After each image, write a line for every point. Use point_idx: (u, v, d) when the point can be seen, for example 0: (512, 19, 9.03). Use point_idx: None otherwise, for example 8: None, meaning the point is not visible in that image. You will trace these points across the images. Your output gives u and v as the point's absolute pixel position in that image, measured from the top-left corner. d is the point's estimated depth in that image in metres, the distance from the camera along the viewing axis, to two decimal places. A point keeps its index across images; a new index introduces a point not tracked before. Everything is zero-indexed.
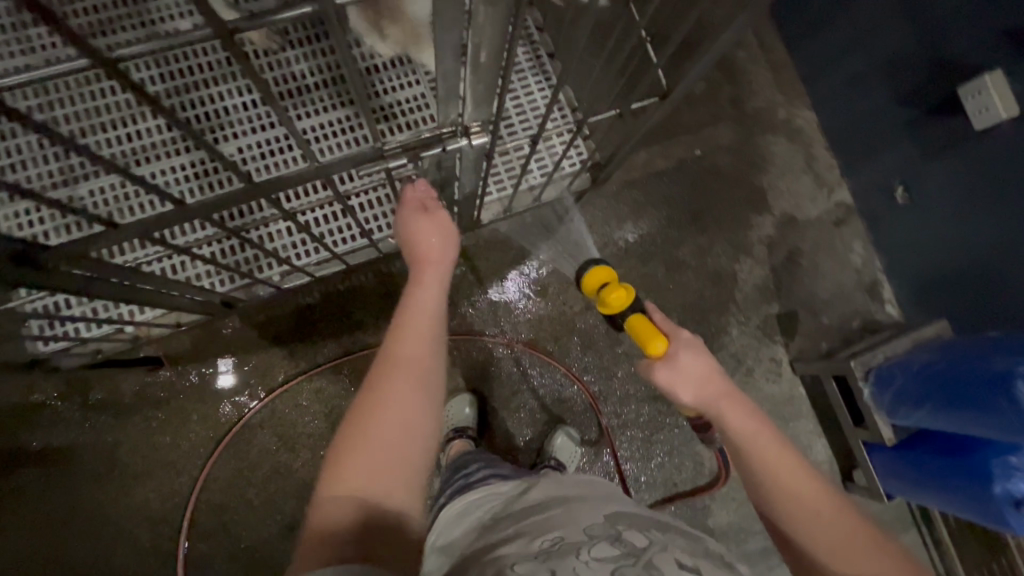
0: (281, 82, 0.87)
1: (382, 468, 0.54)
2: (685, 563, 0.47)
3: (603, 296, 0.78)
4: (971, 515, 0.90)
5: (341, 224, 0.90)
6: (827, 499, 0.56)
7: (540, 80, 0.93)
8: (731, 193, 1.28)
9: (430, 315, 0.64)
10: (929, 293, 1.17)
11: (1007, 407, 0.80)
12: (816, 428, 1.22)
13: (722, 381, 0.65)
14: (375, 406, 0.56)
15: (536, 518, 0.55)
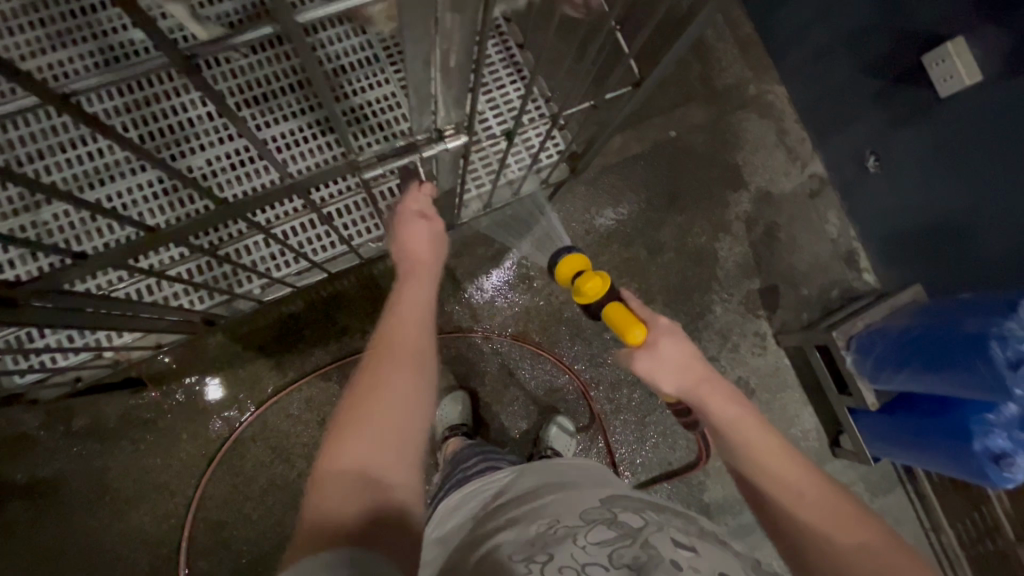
0: (241, 90, 0.85)
1: (378, 449, 0.55)
2: (682, 541, 0.48)
3: (579, 284, 0.79)
4: (953, 472, 0.93)
5: (315, 233, 0.87)
6: (808, 479, 0.57)
7: (512, 74, 0.93)
8: (707, 173, 1.29)
9: (420, 308, 0.67)
10: (904, 259, 1.20)
11: (981, 366, 0.83)
12: (803, 398, 1.25)
13: (703, 367, 0.66)
14: (370, 389, 0.59)
15: (528, 506, 0.56)
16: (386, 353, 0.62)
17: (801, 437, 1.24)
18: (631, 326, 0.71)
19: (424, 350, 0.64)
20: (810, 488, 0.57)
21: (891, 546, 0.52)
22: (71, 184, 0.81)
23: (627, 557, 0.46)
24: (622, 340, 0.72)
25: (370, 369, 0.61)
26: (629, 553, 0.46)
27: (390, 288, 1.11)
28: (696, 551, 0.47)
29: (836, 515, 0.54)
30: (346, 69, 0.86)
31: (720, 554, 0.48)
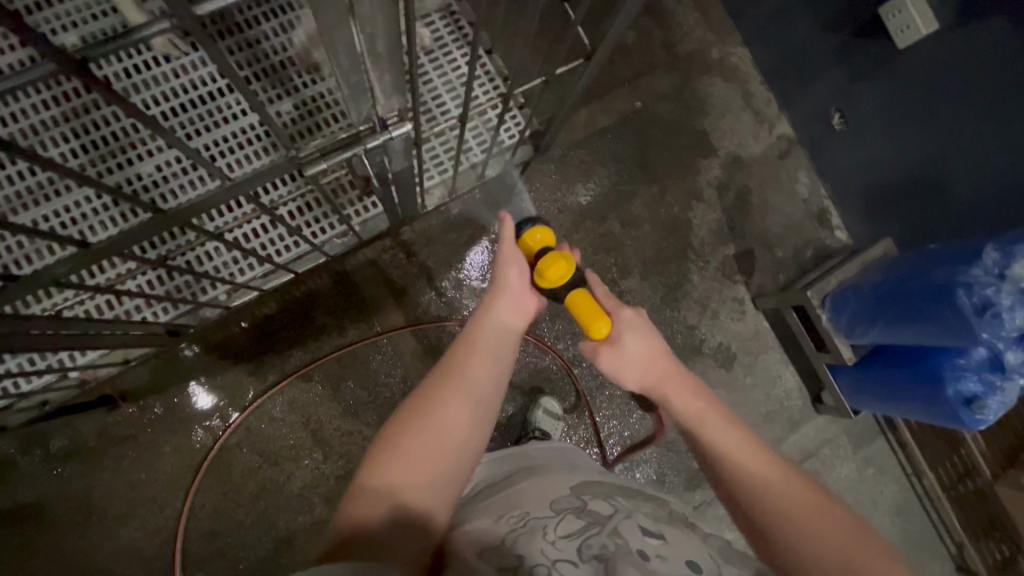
0: (164, 100, 0.82)
1: (429, 475, 0.53)
2: (649, 528, 0.50)
3: (541, 267, 0.75)
4: (928, 418, 0.96)
5: (273, 235, 0.85)
6: (768, 464, 0.58)
7: (460, 42, 0.90)
8: (675, 141, 1.28)
9: (500, 341, 0.66)
10: (873, 214, 1.21)
11: (946, 316, 0.85)
12: (784, 358, 1.27)
13: (662, 361, 0.71)
14: (434, 407, 0.56)
15: (500, 496, 0.56)
16: (459, 374, 0.60)
17: (784, 396, 1.26)
18: (597, 318, 0.74)
19: (497, 388, 0.62)
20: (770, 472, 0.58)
21: (849, 527, 0.53)
22: (4, 207, 0.78)
23: (596, 548, 0.47)
24: (587, 331, 0.75)
25: (436, 385, 0.59)
26: (598, 543, 0.48)
27: (364, 283, 1.10)
28: (663, 538, 0.49)
29: (792, 496, 0.55)
30: (282, 66, 0.84)
31: (687, 541, 0.50)
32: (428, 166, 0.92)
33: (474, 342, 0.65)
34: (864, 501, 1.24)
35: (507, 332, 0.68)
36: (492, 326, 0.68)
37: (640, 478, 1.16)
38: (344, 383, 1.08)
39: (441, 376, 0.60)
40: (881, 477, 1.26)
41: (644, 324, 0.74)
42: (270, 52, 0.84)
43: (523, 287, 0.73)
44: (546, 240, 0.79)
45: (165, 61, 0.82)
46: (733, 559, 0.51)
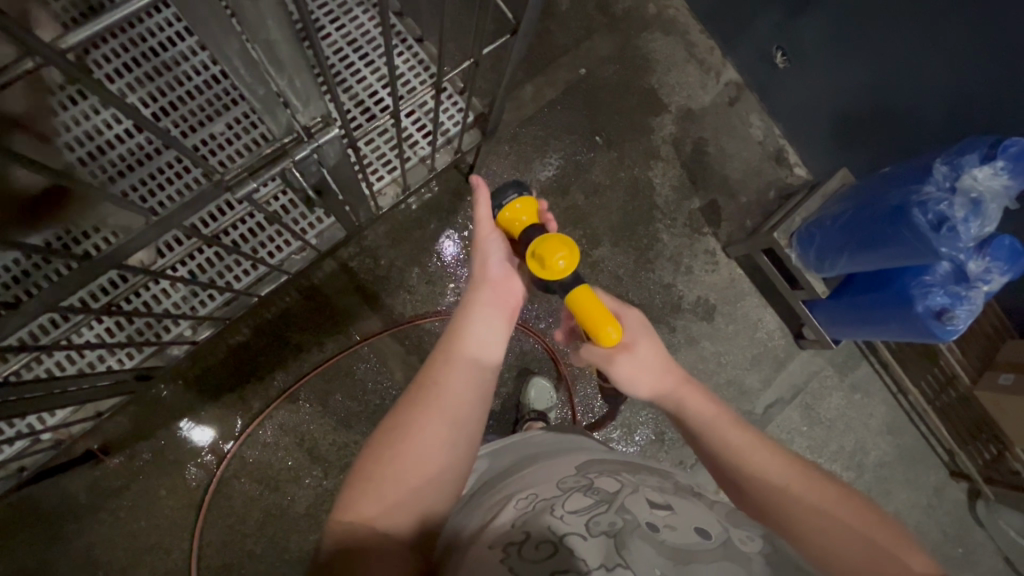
0: (71, 149, 0.76)
1: (411, 496, 0.52)
2: (657, 501, 0.49)
3: (538, 252, 0.62)
4: (906, 337, 0.98)
5: (227, 263, 0.83)
6: (790, 474, 0.55)
7: (369, 11, 0.87)
8: (625, 103, 1.27)
9: (484, 343, 0.61)
10: (828, 146, 1.22)
11: (906, 233, 0.87)
12: (762, 302, 1.28)
13: (674, 369, 0.63)
14: (412, 426, 0.54)
15: (502, 484, 0.56)
16: (438, 388, 0.57)
17: (767, 338, 1.28)
18: (608, 316, 0.62)
19: (481, 397, 0.58)
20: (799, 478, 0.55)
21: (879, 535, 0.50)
22: None
23: (604, 524, 0.46)
24: (593, 337, 0.62)
25: (414, 401, 0.56)
26: (606, 519, 0.46)
27: (336, 294, 1.09)
28: (670, 508, 0.49)
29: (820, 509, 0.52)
30: (197, 91, 0.79)
31: (695, 510, 0.49)
32: (373, 164, 0.90)
33: (455, 348, 0.60)
34: (857, 425, 1.28)
35: (493, 331, 0.61)
36: (475, 326, 0.61)
37: (640, 441, 1.18)
38: (331, 397, 1.07)
39: (418, 391, 0.57)
40: (869, 400, 1.29)
41: (650, 326, 0.65)
42: (188, 75, 0.79)
43: (508, 274, 0.65)
44: (532, 217, 0.68)
45: (63, 109, 0.76)
46: (740, 521, 0.50)
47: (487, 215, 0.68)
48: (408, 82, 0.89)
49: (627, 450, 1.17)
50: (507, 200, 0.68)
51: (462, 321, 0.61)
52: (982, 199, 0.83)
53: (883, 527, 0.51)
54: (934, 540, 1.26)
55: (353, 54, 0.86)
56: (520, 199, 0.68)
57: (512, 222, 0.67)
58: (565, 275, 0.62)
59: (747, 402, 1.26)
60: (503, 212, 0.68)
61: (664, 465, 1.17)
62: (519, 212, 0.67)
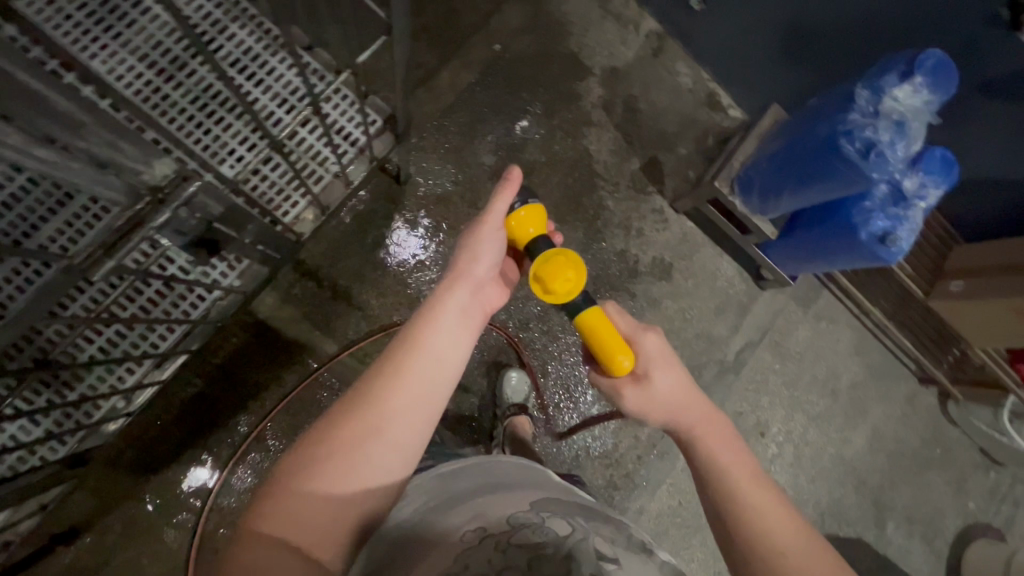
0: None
1: (327, 508, 0.51)
2: (605, 552, 0.48)
3: (543, 275, 0.60)
4: (858, 262, 0.97)
5: (138, 334, 0.82)
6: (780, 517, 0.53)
7: (248, 27, 0.88)
8: (548, 72, 1.23)
9: (438, 359, 0.57)
10: (757, 82, 1.20)
11: (838, 163, 0.86)
12: (718, 250, 1.28)
13: (698, 398, 0.62)
14: (346, 437, 0.52)
15: (457, 510, 0.53)
16: (381, 402, 0.53)
17: (728, 285, 1.28)
18: (621, 346, 0.61)
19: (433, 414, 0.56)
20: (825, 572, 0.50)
21: None
22: None
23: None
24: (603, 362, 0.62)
25: (354, 407, 0.53)
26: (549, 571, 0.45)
27: (283, 325, 1.05)
28: (618, 562, 0.47)
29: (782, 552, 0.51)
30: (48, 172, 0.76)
31: (642, 567, 0.48)
32: (285, 192, 0.92)
33: (410, 357, 0.56)
34: (826, 353, 1.31)
35: (456, 342, 0.58)
36: (444, 330, 0.58)
37: None
38: (301, 431, 1.03)
39: (360, 398, 0.54)
40: (834, 326, 1.31)
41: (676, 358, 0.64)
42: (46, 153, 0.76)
43: (489, 283, 0.64)
44: (541, 229, 0.63)
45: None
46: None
47: (494, 221, 0.64)
48: (300, 95, 0.90)
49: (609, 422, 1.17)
50: (514, 209, 0.64)
51: (421, 326, 0.58)
52: (903, 121, 0.82)
53: None
54: (914, 448, 1.31)
55: (240, 74, 0.87)
56: (527, 207, 0.63)
57: (519, 232, 0.63)
58: (572, 299, 0.61)
59: (717, 351, 1.27)
60: (511, 220, 0.63)
61: (647, 430, 1.18)
62: (525, 221, 0.63)
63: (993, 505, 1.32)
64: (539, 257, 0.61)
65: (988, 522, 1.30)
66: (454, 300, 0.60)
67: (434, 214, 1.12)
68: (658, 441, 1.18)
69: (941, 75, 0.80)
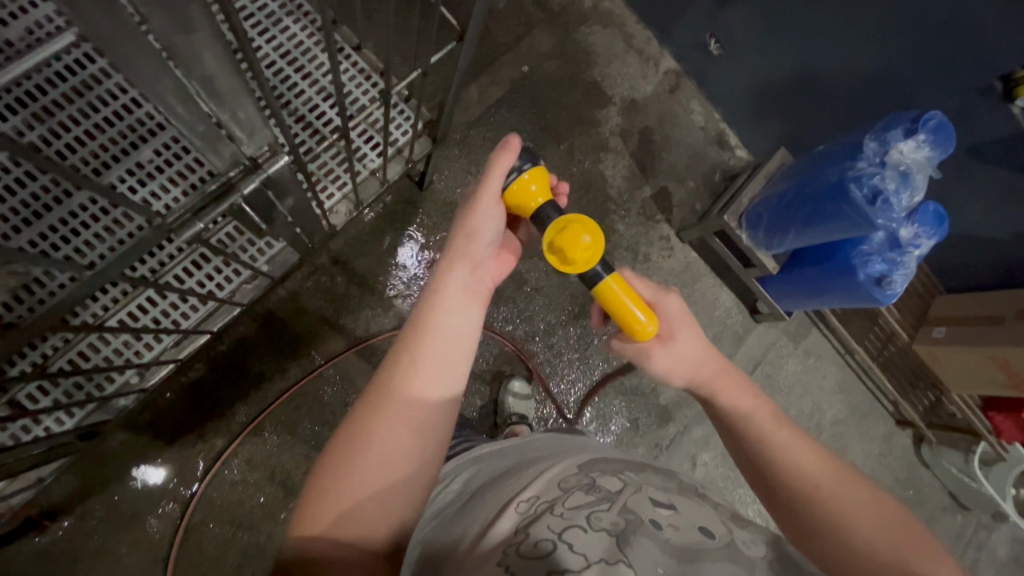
0: (57, 136, 0.72)
1: (367, 510, 0.50)
2: (660, 499, 0.50)
3: (558, 247, 0.59)
4: (853, 302, 1.03)
5: (166, 305, 0.78)
6: (790, 440, 0.58)
7: (301, 20, 0.87)
8: (571, 97, 1.28)
9: (451, 344, 0.57)
10: (766, 127, 1.27)
11: (846, 207, 0.92)
12: (717, 282, 1.33)
13: (716, 357, 0.64)
14: (371, 435, 0.52)
15: (501, 488, 0.55)
16: (399, 393, 0.54)
17: (725, 316, 1.33)
18: (645, 307, 0.62)
19: (450, 392, 0.56)
20: (872, 510, 0.53)
21: (847, 509, 0.52)
22: None
23: (606, 522, 0.46)
24: (627, 331, 0.62)
25: (374, 399, 0.54)
26: (608, 517, 0.46)
27: (292, 319, 1.05)
28: (674, 507, 0.49)
29: (794, 469, 0.56)
30: (106, 124, 0.74)
31: (699, 509, 0.50)
32: (323, 183, 0.87)
33: (422, 345, 0.56)
34: (812, 388, 1.36)
35: (466, 320, 0.58)
36: (451, 312, 0.58)
37: (616, 430, 1.20)
38: (301, 424, 1.02)
39: (382, 386, 0.54)
40: (821, 364, 1.37)
41: (690, 316, 0.65)
42: (96, 105, 0.74)
43: (492, 257, 0.64)
44: (546, 195, 0.62)
45: (59, 109, 0.72)
46: (743, 523, 0.52)
47: (497, 186, 0.62)
48: (349, 93, 0.88)
49: (604, 440, 1.19)
50: (513, 176, 0.61)
51: (430, 313, 0.58)
52: (908, 172, 0.88)
53: (858, 511, 0.52)
54: (888, 487, 1.36)
55: (286, 67, 0.85)
56: (531, 169, 0.62)
57: (524, 198, 0.61)
58: (589, 268, 0.61)
59: None
60: (513, 185, 0.61)
61: (641, 450, 1.20)
62: (529, 185, 0.61)
63: (959, 549, 1.37)
64: (555, 223, 0.60)
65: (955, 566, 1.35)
66: (449, 277, 0.60)
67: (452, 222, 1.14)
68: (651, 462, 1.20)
69: (941, 134, 0.87)
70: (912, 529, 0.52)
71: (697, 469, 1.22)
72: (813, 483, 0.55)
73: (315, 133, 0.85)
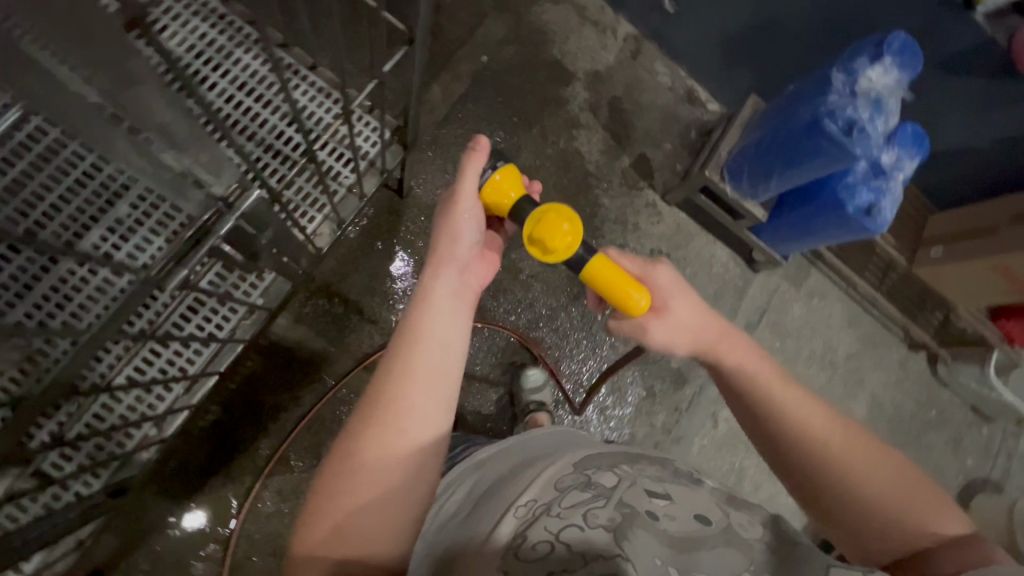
0: (32, 206, 0.72)
1: (371, 523, 0.51)
2: (655, 490, 0.51)
3: (538, 237, 0.62)
4: (848, 236, 1.03)
5: (169, 355, 0.79)
6: (804, 402, 0.59)
7: (251, 49, 0.86)
8: (534, 80, 1.27)
9: (442, 353, 0.56)
10: (733, 76, 1.26)
11: (823, 145, 0.92)
12: (710, 238, 1.33)
13: (714, 321, 0.65)
14: (369, 455, 0.51)
15: (505, 488, 0.56)
16: (392, 404, 0.53)
17: (722, 271, 1.33)
18: (635, 285, 0.64)
19: (445, 400, 0.56)
20: (882, 467, 0.55)
21: (857, 470, 0.55)
22: None
23: (602, 518, 0.48)
24: (621, 307, 0.64)
25: (368, 413, 0.54)
26: (604, 513, 0.48)
27: (297, 345, 1.05)
28: (669, 495, 0.51)
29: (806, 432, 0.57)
30: (76, 187, 0.74)
31: (694, 496, 0.51)
32: (303, 208, 0.87)
33: (411, 356, 0.55)
34: (821, 327, 1.36)
35: (453, 326, 0.58)
36: (438, 319, 0.58)
37: (633, 400, 1.21)
38: (323, 448, 1.03)
39: (374, 399, 0.54)
40: (825, 303, 1.37)
41: (684, 284, 0.66)
42: (63, 170, 0.73)
43: (473, 257, 0.64)
44: (520, 191, 0.66)
45: (26, 180, 0.72)
46: (742, 505, 0.53)
47: (472, 188, 0.64)
48: (311, 112, 0.88)
49: (623, 412, 1.20)
50: (485, 177, 0.65)
51: (417, 321, 0.57)
52: (879, 98, 0.88)
53: (869, 472, 0.55)
54: (909, 411, 1.38)
55: (246, 97, 0.85)
56: (501, 170, 0.65)
57: (498, 196, 0.65)
58: (574, 251, 0.63)
59: None
60: (485, 187, 0.64)
61: (660, 416, 1.21)
62: (501, 184, 0.65)
63: (988, 459, 1.39)
64: (532, 217, 0.63)
65: (986, 477, 1.37)
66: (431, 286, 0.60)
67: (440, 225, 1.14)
68: (673, 426, 1.22)
69: (907, 56, 0.87)
70: (917, 479, 0.55)
71: (719, 425, 1.23)
72: (823, 444, 0.56)
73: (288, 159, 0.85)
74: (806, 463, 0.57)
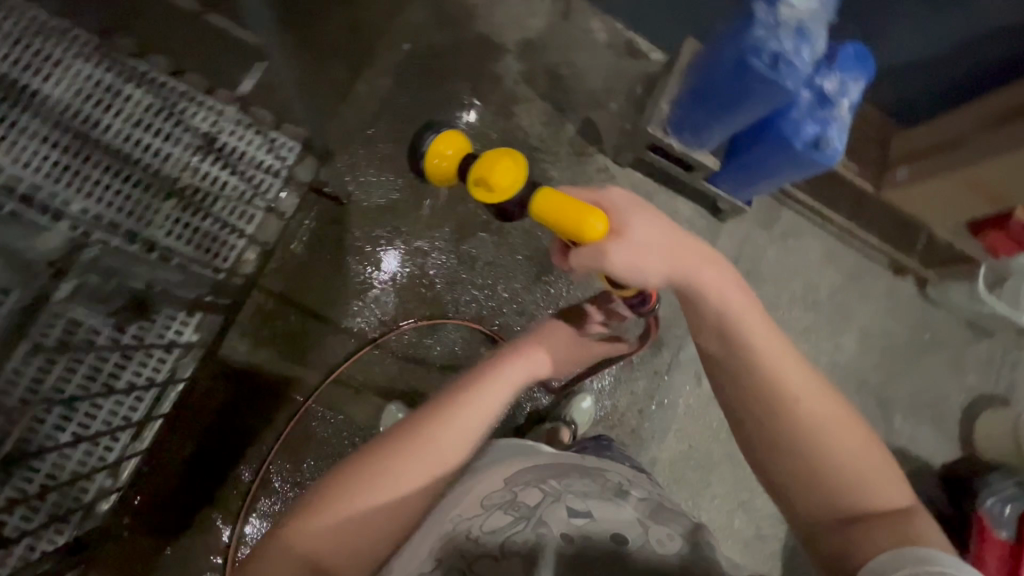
0: None
1: (357, 529, 0.58)
2: (577, 508, 0.58)
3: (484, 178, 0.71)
4: (802, 173, 0.98)
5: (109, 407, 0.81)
6: (805, 378, 0.64)
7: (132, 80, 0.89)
8: (463, 60, 1.22)
9: (481, 424, 0.67)
10: (670, 21, 1.19)
11: (754, 83, 0.87)
12: (670, 194, 1.28)
13: (683, 244, 0.65)
14: (391, 487, 0.60)
15: (444, 506, 0.64)
16: (424, 448, 0.62)
17: (688, 225, 1.28)
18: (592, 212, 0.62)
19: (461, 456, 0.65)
20: (858, 446, 0.63)
21: (836, 443, 0.62)
22: None
23: (519, 542, 0.55)
24: (580, 236, 0.63)
25: (403, 447, 0.62)
26: (520, 538, 0.55)
27: (260, 368, 1.06)
28: (589, 514, 0.57)
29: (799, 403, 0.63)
30: None
31: (610, 509, 0.59)
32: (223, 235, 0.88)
33: (464, 412, 0.65)
34: (799, 268, 1.32)
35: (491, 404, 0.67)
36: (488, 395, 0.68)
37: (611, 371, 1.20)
38: (302, 474, 1.04)
39: (412, 439, 0.63)
40: (801, 241, 1.32)
41: (654, 207, 0.65)
42: None
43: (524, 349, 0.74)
44: (461, 149, 0.83)
45: None
46: (666, 519, 0.61)
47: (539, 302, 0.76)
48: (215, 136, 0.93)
49: (603, 384, 1.19)
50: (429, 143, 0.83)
51: (474, 388, 0.68)
52: (802, 26, 0.84)
53: (845, 448, 0.62)
54: (902, 338, 1.34)
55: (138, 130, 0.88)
56: (439, 136, 0.83)
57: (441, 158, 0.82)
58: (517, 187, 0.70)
59: None
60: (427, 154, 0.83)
61: (640, 382, 1.20)
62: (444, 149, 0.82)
63: (992, 374, 1.35)
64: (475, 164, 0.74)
65: (991, 393, 1.34)
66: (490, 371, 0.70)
67: (387, 225, 1.12)
68: (654, 391, 1.21)
69: None
70: (878, 453, 0.64)
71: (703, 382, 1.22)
72: (811, 417, 0.63)
73: (156, 192, 0.87)
74: (789, 430, 0.63)
